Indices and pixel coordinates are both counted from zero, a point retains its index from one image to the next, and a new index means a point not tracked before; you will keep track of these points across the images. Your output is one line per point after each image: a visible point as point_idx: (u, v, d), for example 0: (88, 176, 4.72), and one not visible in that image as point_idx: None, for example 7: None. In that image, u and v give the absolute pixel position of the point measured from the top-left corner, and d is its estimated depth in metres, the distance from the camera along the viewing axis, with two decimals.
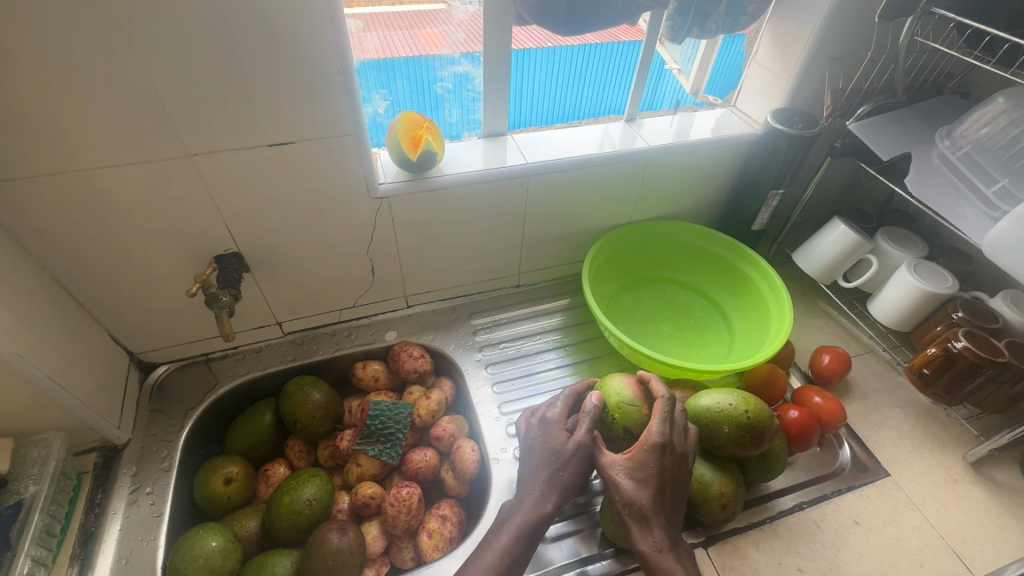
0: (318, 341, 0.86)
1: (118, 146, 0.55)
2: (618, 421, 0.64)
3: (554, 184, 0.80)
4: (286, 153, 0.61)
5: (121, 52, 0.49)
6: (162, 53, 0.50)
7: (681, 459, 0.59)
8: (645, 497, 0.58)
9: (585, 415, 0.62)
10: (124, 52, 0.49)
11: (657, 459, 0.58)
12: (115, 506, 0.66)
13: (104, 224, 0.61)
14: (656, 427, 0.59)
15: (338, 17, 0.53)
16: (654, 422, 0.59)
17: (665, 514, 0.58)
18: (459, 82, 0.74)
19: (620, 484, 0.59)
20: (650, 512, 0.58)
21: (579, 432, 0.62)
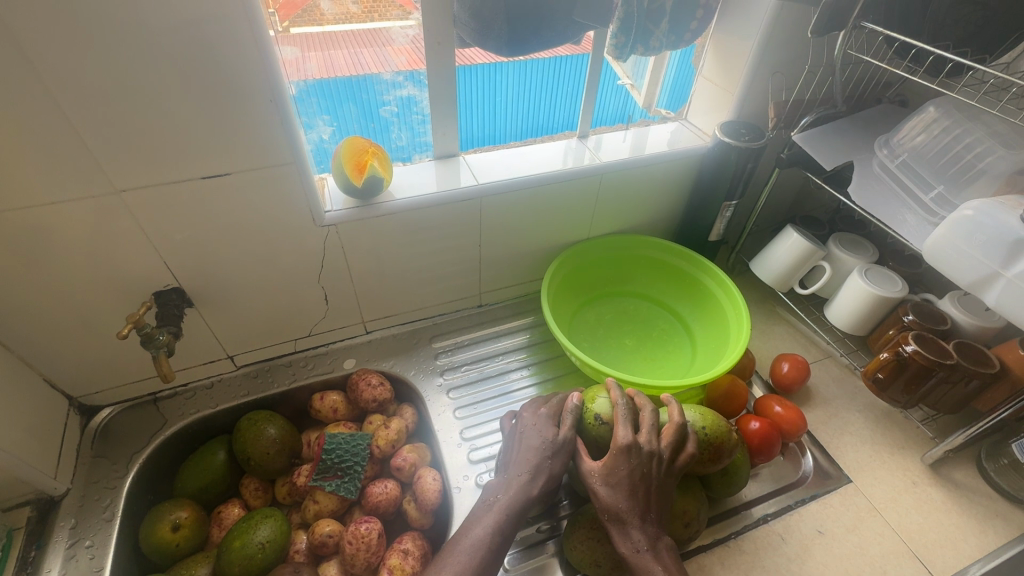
0: (273, 373, 0.83)
1: (37, 185, 0.52)
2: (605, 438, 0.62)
3: (508, 203, 0.79)
4: (222, 185, 0.60)
5: (33, 87, 0.47)
6: (77, 88, 0.48)
7: (652, 458, 0.57)
8: (622, 501, 0.56)
9: (569, 413, 0.64)
10: (35, 89, 0.47)
11: (627, 462, 0.57)
12: (50, 563, 0.62)
13: (28, 266, 0.58)
14: (622, 431, 0.58)
15: (266, 47, 0.52)
16: (621, 427, 0.59)
17: (642, 515, 0.57)
18: (405, 105, 0.73)
19: (596, 491, 0.58)
20: (628, 515, 0.56)
21: (565, 428, 0.62)
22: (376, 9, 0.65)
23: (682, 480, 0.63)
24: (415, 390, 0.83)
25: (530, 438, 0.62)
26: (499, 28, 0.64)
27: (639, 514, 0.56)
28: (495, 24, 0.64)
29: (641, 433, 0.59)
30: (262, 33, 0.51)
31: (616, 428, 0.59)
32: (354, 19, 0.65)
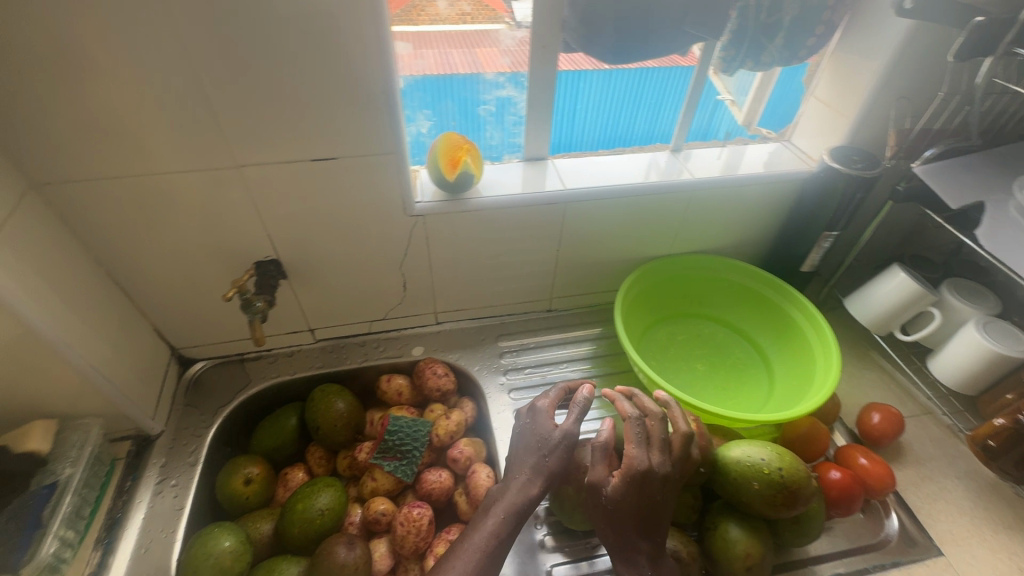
0: (346, 351, 0.87)
1: (175, 153, 0.58)
2: None
3: (592, 210, 0.78)
4: (328, 168, 0.63)
5: (185, 64, 0.52)
6: (220, 68, 0.53)
7: (665, 479, 0.56)
8: (628, 519, 0.56)
9: (574, 407, 0.62)
10: (185, 66, 0.52)
11: (641, 484, 0.55)
12: (141, 495, 0.68)
13: (156, 225, 0.64)
14: (635, 451, 0.56)
15: (386, 41, 0.55)
16: (632, 446, 0.56)
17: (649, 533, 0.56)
18: (502, 106, 0.74)
19: (604, 507, 0.57)
20: (634, 538, 0.56)
21: (565, 425, 0.62)
22: (470, 13, 0.67)
23: (749, 521, 0.59)
24: (477, 385, 0.84)
25: (529, 434, 0.63)
26: (606, 35, 0.64)
27: (643, 534, 0.56)
28: (603, 31, 0.64)
29: (653, 451, 0.57)
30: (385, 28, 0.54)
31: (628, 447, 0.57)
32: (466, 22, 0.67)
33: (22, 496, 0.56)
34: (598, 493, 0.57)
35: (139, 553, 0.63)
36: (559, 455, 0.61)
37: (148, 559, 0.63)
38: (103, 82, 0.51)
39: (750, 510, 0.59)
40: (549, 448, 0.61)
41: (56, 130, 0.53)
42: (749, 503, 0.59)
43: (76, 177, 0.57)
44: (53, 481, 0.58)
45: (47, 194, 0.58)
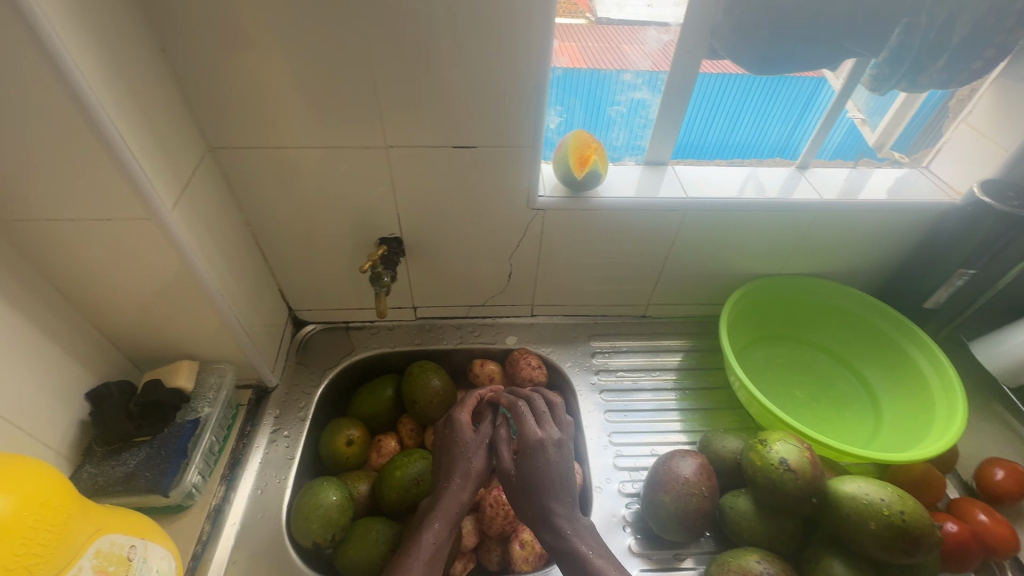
0: (443, 331, 0.90)
1: (333, 131, 0.61)
2: (757, 469, 0.60)
3: (709, 221, 0.77)
4: (466, 157, 0.65)
5: (360, 49, 0.55)
6: (390, 54, 0.55)
7: (554, 447, 0.65)
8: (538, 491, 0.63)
9: (487, 410, 0.72)
10: (360, 50, 0.55)
11: (542, 456, 0.64)
12: (258, 440, 0.73)
13: (301, 195, 0.69)
14: (530, 430, 0.66)
15: (549, 38, 0.55)
16: (531, 428, 0.66)
17: (566, 503, 0.63)
18: (634, 108, 0.73)
19: (519, 486, 0.64)
20: (552, 510, 0.62)
21: (483, 425, 0.70)
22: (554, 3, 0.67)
23: (856, 561, 0.57)
24: (568, 382, 0.85)
25: (450, 441, 0.68)
26: (757, 44, 0.63)
27: (555, 499, 0.63)
28: (756, 40, 0.63)
29: (544, 428, 0.67)
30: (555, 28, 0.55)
31: (524, 429, 0.66)
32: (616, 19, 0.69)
33: (171, 426, 0.63)
34: (510, 474, 0.65)
35: (256, 494, 0.69)
36: (481, 452, 0.67)
37: (264, 501, 0.68)
38: (286, 61, 0.55)
39: (859, 550, 0.57)
40: (471, 448, 0.67)
41: (240, 100, 0.58)
42: (859, 543, 0.56)
43: (247, 144, 0.62)
44: (195, 418, 0.64)
45: (219, 158, 0.63)
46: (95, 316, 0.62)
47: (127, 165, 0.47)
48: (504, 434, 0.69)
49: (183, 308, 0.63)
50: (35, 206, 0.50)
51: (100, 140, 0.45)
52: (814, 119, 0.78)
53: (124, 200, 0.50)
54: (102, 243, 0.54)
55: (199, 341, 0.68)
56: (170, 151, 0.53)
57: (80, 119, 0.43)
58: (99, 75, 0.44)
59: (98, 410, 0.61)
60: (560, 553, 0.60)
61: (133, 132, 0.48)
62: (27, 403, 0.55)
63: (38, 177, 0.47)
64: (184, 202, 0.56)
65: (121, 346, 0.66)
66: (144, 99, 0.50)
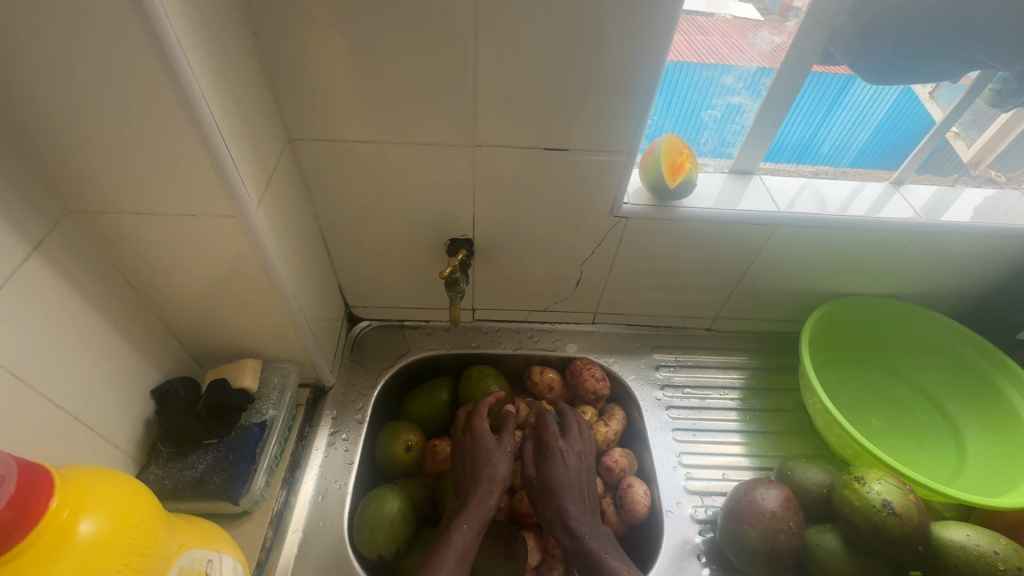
0: (501, 335, 0.87)
1: (422, 125, 0.59)
2: (852, 509, 0.58)
3: (798, 236, 0.73)
4: (557, 160, 0.62)
5: (465, 39, 0.52)
6: (495, 47, 0.52)
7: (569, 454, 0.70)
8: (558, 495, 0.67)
9: (507, 420, 0.73)
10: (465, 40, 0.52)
11: (565, 462, 0.69)
12: (318, 443, 0.71)
13: (377, 191, 0.66)
14: (553, 437, 0.71)
15: (668, 37, 0.52)
16: (555, 435, 0.71)
17: (585, 508, 0.67)
18: (730, 112, 0.68)
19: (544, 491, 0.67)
20: (572, 514, 0.65)
21: (506, 434, 0.72)
22: None
23: None
24: (632, 395, 0.82)
25: (471, 449, 0.70)
26: (884, 46, 0.58)
27: (574, 502, 0.66)
28: (883, 41, 0.58)
29: (570, 437, 0.72)
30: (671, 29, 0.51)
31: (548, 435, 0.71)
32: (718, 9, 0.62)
33: (238, 430, 0.60)
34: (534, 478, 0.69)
35: (318, 500, 0.66)
36: (506, 461, 0.69)
37: (326, 507, 0.66)
38: (386, 50, 0.53)
39: None
40: (496, 456, 0.69)
41: (324, 90, 0.55)
42: None
43: (324, 136, 0.60)
44: (262, 421, 0.62)
45: (297, 149, 0.61)
46: (164, 311, 0.60)
47: (220, 158, 0.44)
48: (527, 444, 0.73)
49: (254, 306, 0.61)
50: (120, 199, 0.47)
51: (199, 132, 0.42)
52: (913, 133, 0.73)
53: (212, 195, 0.47)
54: (183, 238, 0.52)
55: (265, 338, 0.65)
56: (256, 143, 0.51)
57: (181, 109, 0.41)
58: (202, 63, 0.41)
59: (165, 409, 0.59)
60: (578, 554, 0.63)
61: (226, 123, 0.45)
62: (101, 403, 0.53)
63: (129, 169, 0.45)
64: (266, 199, 0.53)
65: (185, 341, 0.64)
66: (237, 89, 0.47)
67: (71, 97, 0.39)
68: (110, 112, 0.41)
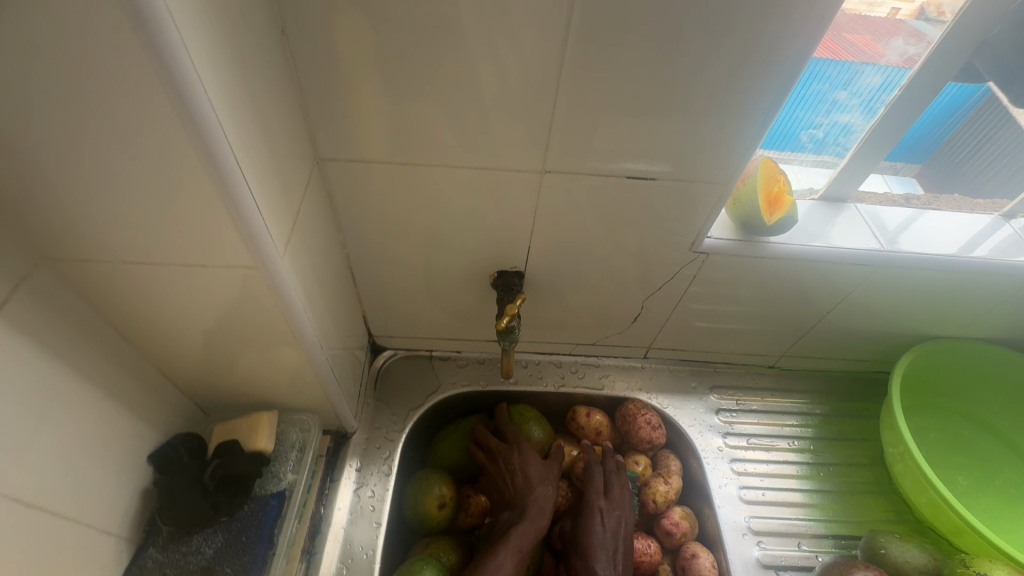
0: (542, 370, 0.77)
1: (482, 142, 0.50)
2: None
3: (900, 277, 0.63)
4: (638, 188, 0.54)
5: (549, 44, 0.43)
6: (584, 54, 0.43)
7: (608, 510, 0.62)
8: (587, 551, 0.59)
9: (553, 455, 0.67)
10: (550, 46, 0.43)
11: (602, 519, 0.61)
12: (341, 500, 0.62)
13: (417, 215, 0.56)
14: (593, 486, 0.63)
15: (805, 57, 0.44)
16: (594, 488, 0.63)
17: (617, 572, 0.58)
18: (834, 132, 0.58)
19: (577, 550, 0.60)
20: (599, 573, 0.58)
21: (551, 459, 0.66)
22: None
23: None
24: (690, 444, 0.73)
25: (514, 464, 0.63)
26: None
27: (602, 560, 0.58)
28: None
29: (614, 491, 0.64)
30: (780, 36, 0.43)
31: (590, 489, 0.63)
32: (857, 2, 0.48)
33: (252, 503, 0.52)
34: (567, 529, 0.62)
35: (342, 573, 0.58)
36: (551, 484, 0.63)
37: None
38: (450, 55, 0.43)
39: None
40: (543, 474, 0.63)
41: (359, 102, 0.46)
42: None
43: (359, 156, 0.51)
44: (280, 490, 0.54)
45: (326, 170, 0.52)
46: (163, 362, 0.50)
47: (236, 194, 0.35)
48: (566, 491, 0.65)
49: (271, 356, 0.51)
50: (111, 245, 0.37)
51: (209, 161, 0.33)
52: (952, 121, 0.61)
53: (227, 239, 0.38)
54: (191, 288, 0.42)
55: (283, 388, 0.55)
56: (282, 171, 0.41)
57: (186, 133, 0.31)
58: (216, 75, 0.31)
59: (165, 479, 0.49)
60: None
61: (246, 149, 0.35)
62: (90, 485, 0.44)
63: (122, 209, 0.35)
64: (293, 240, 0.44)
65: (191, 394, 0.54)
66: (259, 104, 0.38)
67: (46, 122, 0.30)
68: (94, 137, 0.31)
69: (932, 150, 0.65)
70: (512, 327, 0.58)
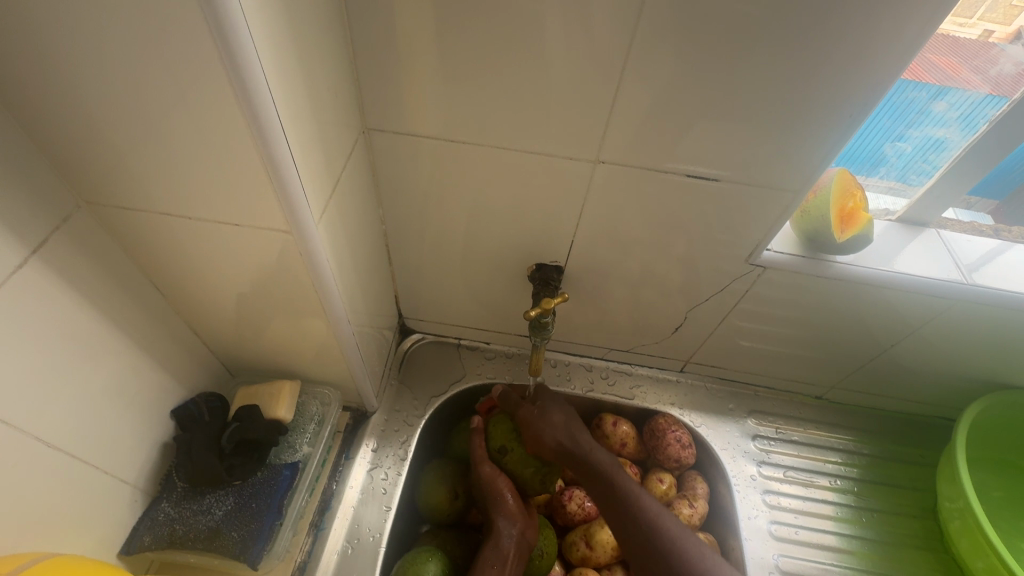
0: (571, 372, 0.74)
1: (531, 126, 0.47)
2: None
3: (981, 317, 0.57)
4: (693, 189, 0.50)
5: (612, 26, 0.40)
6: (648, 39, 0.40)
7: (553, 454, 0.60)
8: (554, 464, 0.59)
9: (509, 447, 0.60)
10: (612, 29, 0.40)
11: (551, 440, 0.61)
12: (355, 479, 0.61)
13: (457, 197, 0.55)
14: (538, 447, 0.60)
15: (891, 55, 0.39)
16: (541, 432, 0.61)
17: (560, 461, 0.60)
18: (926, 147, 0.53)
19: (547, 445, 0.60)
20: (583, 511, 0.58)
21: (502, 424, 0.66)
22: None
23: None
24: (720, 468, 0.69)
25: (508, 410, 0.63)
26: None
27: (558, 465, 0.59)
28: None
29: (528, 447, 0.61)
30: (872, 32, 0.38)
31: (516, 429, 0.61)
32: (947, 23, 0.45)
33: (266, 470, 0.52)
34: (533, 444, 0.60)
35: (346, 554, 0.56)
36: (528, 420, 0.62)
37: (356, 563, 0.56)
38: (504, 32, 0.41)
39: None
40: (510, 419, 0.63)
41: (410, 72, 0.45)
42: None
43: (406, 130, 0.49)
44: (293, 461, 0.53)
45: (372, 141, 0.50)
46: (194, 320, 0.50)
47: (277, 154, 0.34)
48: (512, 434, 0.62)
49: (298, 323, 0.50)
50: (152, 192, 0.37)
51: (249, 114, 0.31)
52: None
53: (261, 199, 0.37)
54: (225, 246, 0.41)
55: (307, 359, 0.55)
56: (326, 136, 0.40)
57: (226, 85, 0.30)
58: (267, 27, 0.30)
59: (186, 436, 0.50)
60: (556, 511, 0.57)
61: (289, 107, 0.34)
62: (110, 431, 0.44)
63: (162, 155, 0.35)
64: (330, 208, 0.43)
65: (219, 353, 0.55)
66: (309, 63, 0.36)
67: (96, 60, 0.30)
68: (136, 85, 0.31)
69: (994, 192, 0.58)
70: (546, 321, 0.57)
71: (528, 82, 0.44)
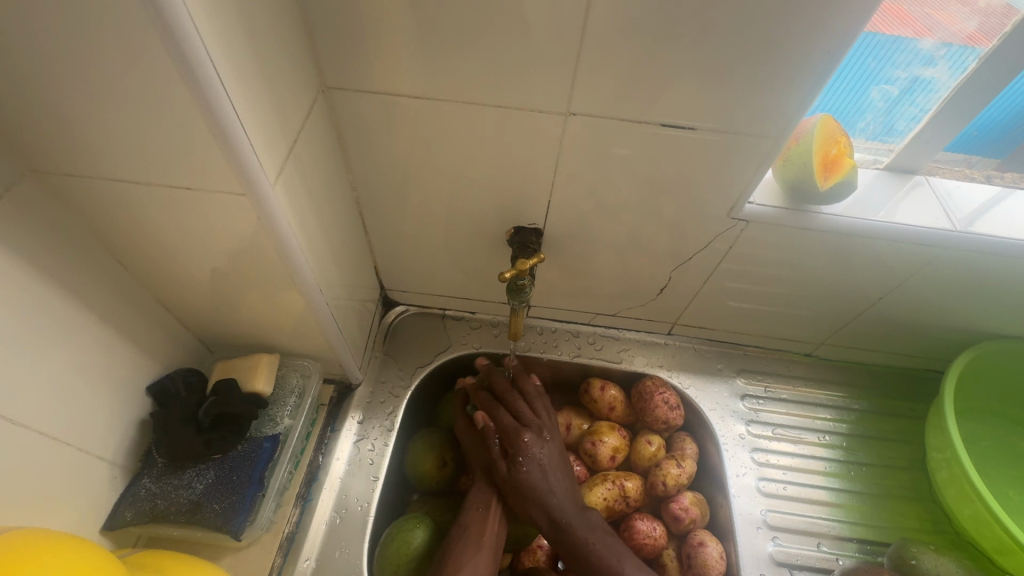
0: (558, 338, 0.73)
1: (498, 80, 0.45)
2: None
3: (970, 266, 0.55)
4: (671, 142, 0.48)
5: None
6: None
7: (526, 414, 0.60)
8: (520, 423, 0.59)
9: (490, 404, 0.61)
10: None
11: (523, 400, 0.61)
12: (341, 450, 0.61)
13: (427, 160, 0.53)
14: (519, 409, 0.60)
15: None
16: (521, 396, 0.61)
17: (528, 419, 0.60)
18: (913, 88, 0.51)
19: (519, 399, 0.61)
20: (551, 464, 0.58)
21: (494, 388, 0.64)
22: None
23: None
24: (708, 427, 0.69)
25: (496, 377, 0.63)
26: None
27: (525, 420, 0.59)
28: None
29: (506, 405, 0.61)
30: None
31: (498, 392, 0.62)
32: None
33: (247, 444, 0.52)
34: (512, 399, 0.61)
35: (335, 524, 0.56)
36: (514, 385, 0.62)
37: (345, 533, 0.56)
38: None
39: None
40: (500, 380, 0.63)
41: (368, 27, 0.43)
42: None
43: (368, 89, 0.47)
44: (274, 435, 0.53)
45: (333, 101, 0.49)
46: (163, 296, 0.49)
47: (218, 110, 0.32)
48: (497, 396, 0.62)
49: (268, 295, 0.49)
50: (97, 157, 0.36)
51: (182, 67, 0.30)
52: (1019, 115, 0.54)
53: (212, 162, 0.35)
54: (182, 214, 0.40)
55: (284, 332, 0.54)
56: (277, 93, 0.38)
57: (156, 37, 0.28)
58: None
59: (162, 411, 0.50)
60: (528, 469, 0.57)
61: (229, 60, 0.32)
62: (80, 410, 0.43)
63: (102, 116, 0.33)
64: (288, 172, 0.41)
65: (194, 329, 0.54)
66: (249, 13, 0.34)
67: (16, 12, 0.28)
68: (62, 39, 0.29)
69: (990, 148, 0.57)
70: (523, 284, 0.56)
71: (492, 33, 0.42)
